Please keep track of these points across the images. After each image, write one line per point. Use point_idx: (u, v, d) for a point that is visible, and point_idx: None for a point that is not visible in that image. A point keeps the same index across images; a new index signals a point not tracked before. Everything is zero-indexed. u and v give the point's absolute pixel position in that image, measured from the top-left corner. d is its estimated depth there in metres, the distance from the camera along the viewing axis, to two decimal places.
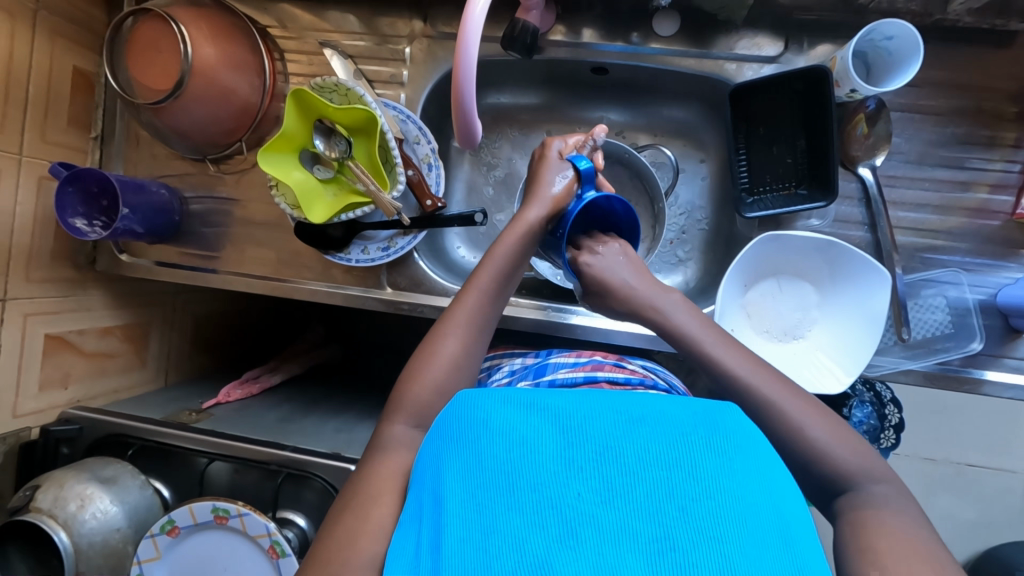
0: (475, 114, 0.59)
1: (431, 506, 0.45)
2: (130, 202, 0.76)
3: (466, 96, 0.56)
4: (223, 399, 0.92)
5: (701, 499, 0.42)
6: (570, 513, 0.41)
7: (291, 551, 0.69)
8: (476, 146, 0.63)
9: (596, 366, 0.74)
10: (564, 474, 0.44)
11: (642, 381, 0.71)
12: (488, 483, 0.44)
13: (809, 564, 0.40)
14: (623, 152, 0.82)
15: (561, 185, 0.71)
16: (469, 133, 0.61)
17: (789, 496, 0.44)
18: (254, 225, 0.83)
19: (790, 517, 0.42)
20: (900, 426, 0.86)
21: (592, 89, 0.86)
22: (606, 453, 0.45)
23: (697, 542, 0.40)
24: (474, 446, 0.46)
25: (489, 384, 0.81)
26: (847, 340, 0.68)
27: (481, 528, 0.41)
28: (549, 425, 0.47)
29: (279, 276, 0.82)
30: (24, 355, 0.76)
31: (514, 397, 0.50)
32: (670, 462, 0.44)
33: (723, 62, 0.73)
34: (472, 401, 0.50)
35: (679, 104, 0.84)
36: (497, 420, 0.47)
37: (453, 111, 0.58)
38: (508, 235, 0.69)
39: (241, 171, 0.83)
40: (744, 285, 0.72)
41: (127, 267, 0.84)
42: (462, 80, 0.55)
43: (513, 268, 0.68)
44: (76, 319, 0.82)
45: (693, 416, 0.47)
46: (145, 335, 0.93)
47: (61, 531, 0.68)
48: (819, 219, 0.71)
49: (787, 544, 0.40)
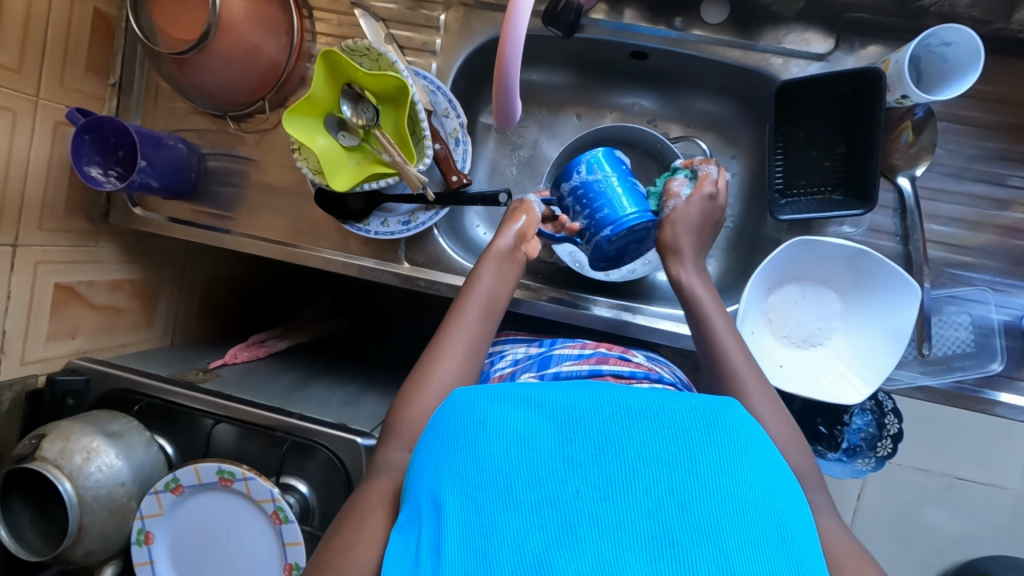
0: (516, 93, 0.56)
1: (429, 504, 0.44)
2: (149, 156, 0.74)
3: (510, 74, 0.54)
4: (228, 361, 0.92)
5: (701, 496, 0.42)
6: (569, 512, 0.42)
7: (294, 518, 0.69)
8: (513, 126, 0.61)
9: (601, 358, 0.74)
10: (563, 472, 0.44)
11: (647, 376, 0.71)
12: (487, 482, 0.43)
13: (812, 563, 0.40)
14: (656, 143, 0.80)
15: (529, 211, 0.73)
16: (508, 112, 0.59)
17: (789, 491, 0.43)
18: (272, 188, 0.81)
19: (790, 513, 0.42)
20: (899, 436, 0.85)
21: (627, 74, 0.84)
22: (605, 454, 0.44)
23: (696, 538, 0.40)
24: (473, 444, 0.46)
25: (493, 371, 0.81)
26: (868, 351, 0.67)
27: (480, 527, 0.41)
28: (547, 421, 0.47)
29: (293, 243, 0.80)
30: (34, 303, 0.75)
31: (511, 393, 0.49)
32: (670, 461, 0.44)
33: (769, 56, 0.71)
34: (469, 399, 0.49)
35: (714, 96, 0.82)
36: (495, 418, 0.47)
37: (495, 93, 0.56)
38: (480, 276, 0.69)
39: (261, 132, 0.81)
40: (767, 289, 0.70)
41: (141, 221, 0.83)
42: (507, 55, 0.52)
43: (496, 293, 0.69)
44: (86, 271, 0.81)
45: (697, 413, 0.47)
46: (154, 291, 0.93)
47: (66, 481, 0.67)
48: (851, 227, 0.69)
49: (788, 543, 0.40)
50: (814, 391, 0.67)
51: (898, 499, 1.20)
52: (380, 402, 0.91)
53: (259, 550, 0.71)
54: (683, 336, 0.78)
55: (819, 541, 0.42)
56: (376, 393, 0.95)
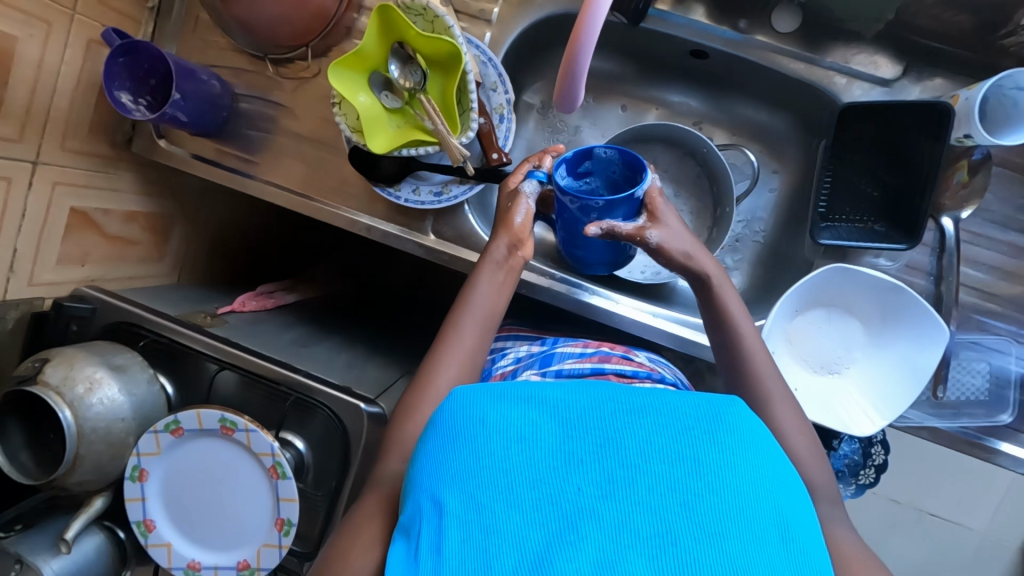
0: (582, 77, 0.53)
1: (429, 502, 0.44)
2: (183, 88, 0.71)
3: (582, 55, 0.51)
4: (237, 308, 0.92)
5: (702, 489, 0.41)
6: (569, 506, 0.42)
7: (291, 475, 0.69)
8: (573, 111, 0.58)
9: (603, 357, 0.75)
10: (563, 467, 0.43)
11: (649, 376, 0.72)
12: (488, 480, 0.43)
13: (813, 554, 0.40)
14: (702, 146, 0.77)
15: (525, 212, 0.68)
16: (569, 97, 0.55)
17: (790, 482, 0.43)
18: (304, 139, 0.79)
19: (791, 507, 0.42)
20: (883, 467, 0.86)
21: (681, 72, 0.81)
22: (606, 449, 0.44)
23: (697, 527, 0.40)
24: (473, 443, 0.45)
25: (493, 369, 0.82)
26: (885, 384, 0.67)
27: (480, 525, 0.41)
28: (548, 419, 0.46)
29: (318, 198, 0.78)
30: (48, 223, 0.72)
31: (510, 389, 0.48)
32: (672, 456, 0.43)
33: (833, 74, 0.68)
34: (469, 398, 0.48)
35: (763, 106, 0.80)
36: (495, 415, 0.46)
37: (560, 76, 0.53)
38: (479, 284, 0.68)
39: (300, 79, 0.78)
40: (794, 311, 0.69)
41: (164, 154, 0.80)
42: (584, 32, 0.49)
43: (500, 291, 0.68)
44: (104, 198, 0.79)
45: (698, 408, 0.46)
46: (167, 227, 0.92)
47: (66, 410, 0.66)
48: (888, 261, 0.67)
49: (788, 536, 0.40)
50: (827, 419, 0.67)
51: (869, 527, 1.22)
52: (384, 368, 0.91)
53: (254, 501, 0.71)
54: (695, 344, 0.78)
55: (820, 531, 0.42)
56: (380, 359, 0.94)
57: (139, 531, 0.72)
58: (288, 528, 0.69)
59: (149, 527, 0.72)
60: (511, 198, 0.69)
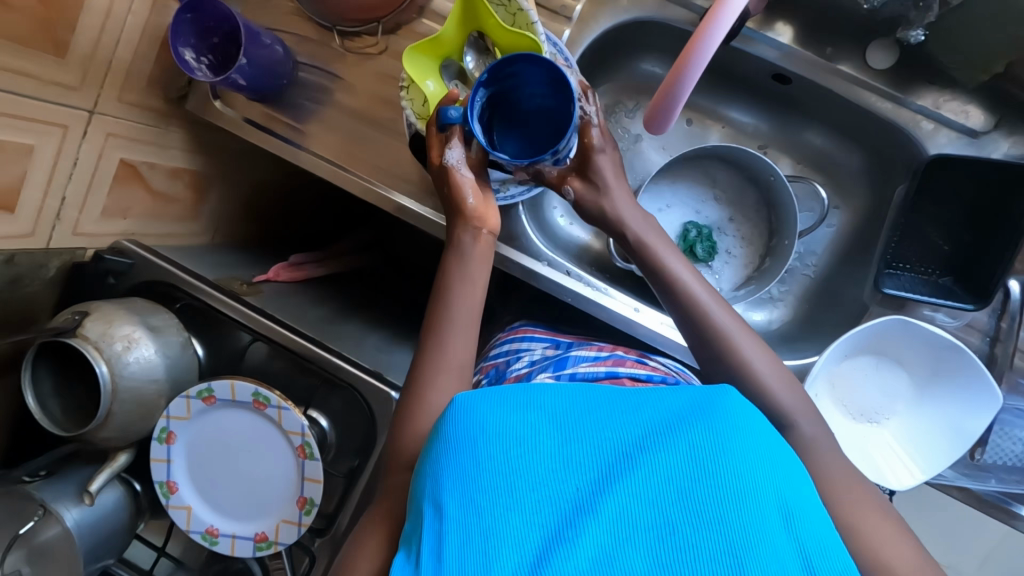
0: (689, 85, 0.49)
1: (429, 506, 0.44)
2: (250, 53, 0.69)
3: (701, 53, 0.47)
4: (271, 278, 0.91)
5: (699, 483, 0.42)
6: (569, 510, 0.42)
7: (318, 456, 0.69)
8: (662, 131, 0.52)
9: (618, 361, 0.74)
10: (563, 469, 0.44)
11: (664, 381, 0.70)
12: (488, 485, 0.43)
13: (813, 538, 0.41)
14: (770, 173, 0.74)
15: (472, 190, 0.67)
16: (667, 105, 0.51)
17: (790, 472, 0.44)
18: (361, 117, 0.77)
19: (788, 494, 0.43)
20: None
21: (756, 92, 0.78)
22: (604, 454, 0.45)
23: (696, 522, 0.41)
24: (473, 448, 0.45)
25: (507, 372, 0.80)
26: (926, 440, 0.66)
27: (481, 526, 0.41)
28: (548, 423, 0.46)
29: (370, 178, 0.76)
30: (96, 174, 0.70)
31: (509, 392, 0.48)
32: (670, 452, 0.44)
33: (920, 119, 0.66)
34: (467, 404, 0.48)
35: (832, 135, 0.77)
36: (495, 420, 0.46)
37: (655, 99, 0.51)
38: (468, 294, 0.65)
39: (365, 55, 0.76)
40: (843, 355, 0.68)
41: (216, 115, 0.78)
42: (711, 25, 0.46)
43: (475, 303, 0.65)
44: (150, 152, 0.77)
45: (690, 406, 0.47)
46: (206, 186, 0.90)
47: (103, 364, 0.66)
48: (948, 317, 0.66)
49: (787, 522, 0.41)
50: (865, 466, 0.66)
51: None
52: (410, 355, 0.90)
53: (277, 475, 0.72)
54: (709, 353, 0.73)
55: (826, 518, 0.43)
56: (406, 345, 0.93)
57: (161, 492, 0.73)
58: (310, 508, 0.70)
59: (172, 489, 0.73)
60: (444, 176, 0.66)
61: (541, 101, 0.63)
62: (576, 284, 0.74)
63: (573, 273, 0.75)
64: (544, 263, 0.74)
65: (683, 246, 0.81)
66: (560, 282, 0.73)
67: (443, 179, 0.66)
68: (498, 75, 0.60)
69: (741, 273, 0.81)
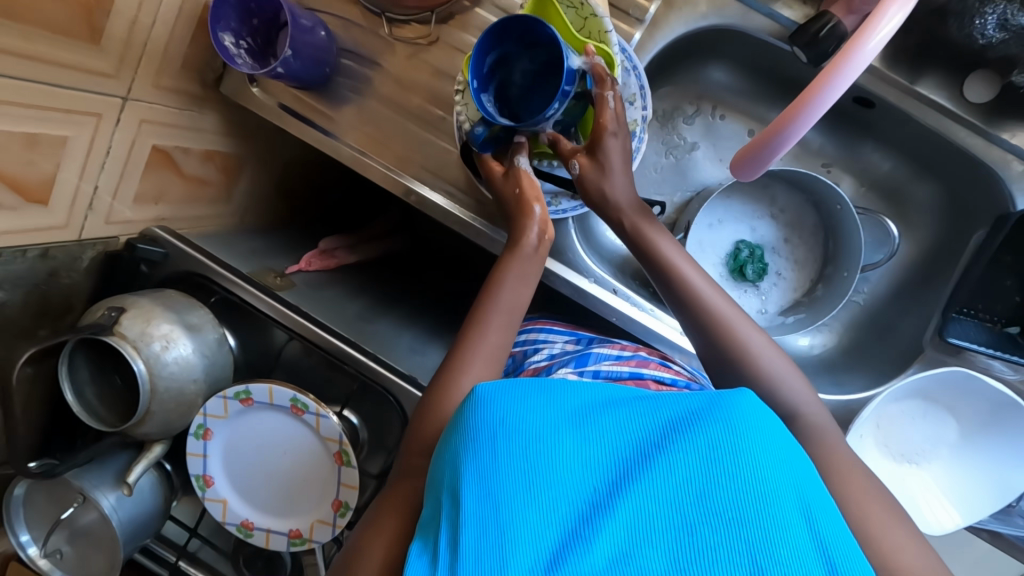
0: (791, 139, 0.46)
1: (444, 496, 0.41)
2: (296, 43, 0.65)
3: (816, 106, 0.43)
4: (304, 268, 0.88)
5: (720, 483, 0.40)
6: (587, 507, 0.40)
7: (355, 463, 0.70)
8: (749, 177, 0.50)
9: (641, 362, 0.72)
10: (581, 465, 0.41)
11: (688, 387, 0.69)
12: (504, 479, 0.40)
13: (839, 542, 0.38)
14: (837, 202, 0.74)
15: (540, 199, 0.64)
16: (759, 157, 0.48)
17: (806, 472, 0.42)
18: (406, 111, 0.72)
19: (811, 496, 0.40)
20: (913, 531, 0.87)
21: (834, 111, 0.81)
22: (620, 451, 0.42)
23: (717, 524, 0.38)
24: (490, 440, 0.42)
25: (527, 364, 0.78)
26: (963, 486, 0.71)
27: (495, 518, 0.39)
28: (565, 417, 0.44)
29: (412, 178, 0.72)
30: (131, 162, 0.67)
31: (529, 385, 0.46)
32: (691, 450, 0.41)
33: (1011, 159, 0.67)
34: (486, 396, 0.45)
35: (892, 154, 0.81)
36: (513, 412, 0.44)
37: (750, 144, 0.48)
38: (498, 297, 0.61)
39: (415, 45, 0.71)
40: (893, 397, 0.71)
41: (254, 101, 0.74)
42: (834, 75, 0.43)
43: (509, 312, 0.62)
44: (184, 136, 0.74)
45: (709, 402, 0.45)
46: (238, 168, 0.87)
47: (141, 363, 0.64)
48: (1013, 372, 0.69)
49: (811, 524, 0.39)
50: (908, 509, 0.70)
51: None
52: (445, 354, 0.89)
53: (313, 476, 0.72)
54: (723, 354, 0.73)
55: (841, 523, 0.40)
56: (438, 341, 0.91)
57: (199, 484, 0.74)
58: (345, 511, 0.71)
59: (208, 483, 0.74)
60: (512, 181, 0.64)
61: (539, 65, 0.61)
62: (621, 303, 0.74)
63: (619, 292, 0.74)
64: (591, 279, 0.73)
65: (733, 264, 0.82)
66: (606, 301, 0.73)
67: (514, 178, 0.64)
68: (484, 73, 0.60)
69: (788, 298, 0.81)
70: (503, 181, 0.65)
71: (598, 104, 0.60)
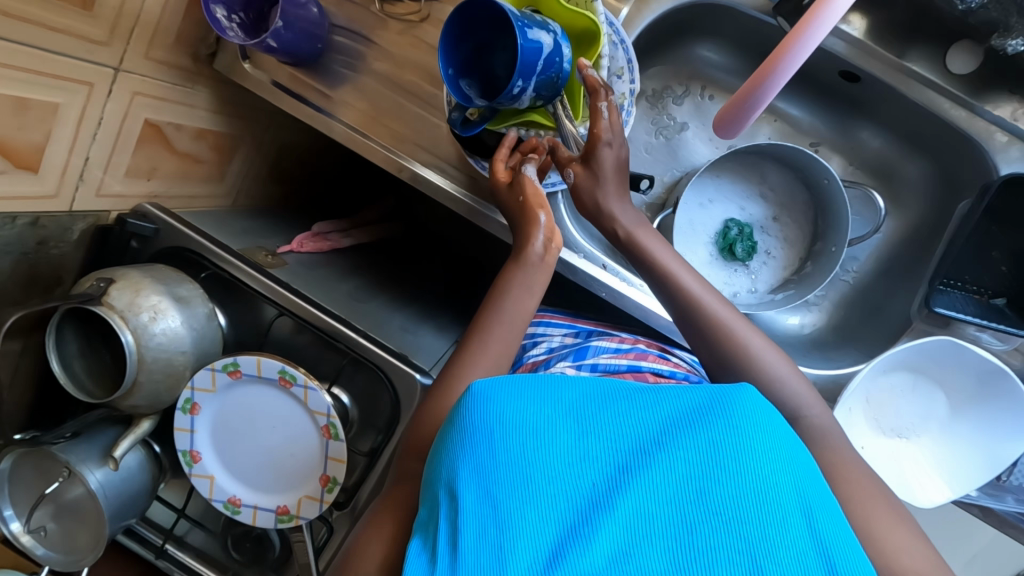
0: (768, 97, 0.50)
1: (441, 494, 0.41)
2: (287, 15, 0.65)
3: (788, 65, 0.47)
4: (296, 249, 0.88)
5: (720, 482, 0.39)
6: (586, 506, 0.39)
7: (343, 437, 0.69)
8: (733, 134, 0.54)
9: (640, 355, 0.73)
10: (581, 463, 0.41)
11: (687, 378, 0.70)
12: (503, 480, 0.40)
13: (837, 537, 0.38)
14: (824, 177, 0.75)
15: (545, 206, 0.64)
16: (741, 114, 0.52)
17: (806, 466, 0.41)
18: (397, 87, 0.73)
19: (810, 491, 0.40)
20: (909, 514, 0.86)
21: (824, 89, 0.82)
22: (619, 449, 0.41)
23: (715, 524, 0.38)
24: (489, 440, 0.41)
25: (525, 359, 0.78)
26: (954, 460, 0.71)
27: (494, 520, 0.38)
28: (565, 414, 0.43)
29: (406, 155, 0.73)
30: (123, 132, 0.67)
31: (527, 380, 0.45)
32: (692, 450, 0.40)
33: (994, 130, 0.69)
34: (483, 393, 0.44)
35: (883, 133, 0.82)
36: (511, 411, 0.42)
37: (731, 104, 0.52)
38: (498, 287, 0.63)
39: (406, 22, 0.72)
40: (881, 372, 0.72)
41: (246, 77, 0.74)
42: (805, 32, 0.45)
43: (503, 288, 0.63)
44: (178, 112, 0.74)
45: (710, 399, 0.44)
46: (232, 148, 0.87)
47: (128, 334, 0.64)
48: (1000, 343, 0.70)
49: (809, 520, 0.38)
50: (897, 482, 0.70)
51: None
52: (437, 335, 0.88)
53: (301, 454, 0.72)
54: None
55: (840, 516, 0.40)
56: (431, 323, 0.91)
57: (185, 460, 0.74)
58: (333, 486, 0.70)
59: (195, 459, 0.74)
60: (517, 188, 0.65)
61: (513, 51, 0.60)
62: (610, 278, 0.73)
63: (608, 267, 0.74)
64: (580, 254, 0.73)
65: (723, 243, 0.82)
66: (596, 277, 0.73)
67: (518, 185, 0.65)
68: (461, 61, 0.62)
69: (778, 276, 0.82)
70: (510, 195, 0.65)
71: (592, 114, 0.60)
